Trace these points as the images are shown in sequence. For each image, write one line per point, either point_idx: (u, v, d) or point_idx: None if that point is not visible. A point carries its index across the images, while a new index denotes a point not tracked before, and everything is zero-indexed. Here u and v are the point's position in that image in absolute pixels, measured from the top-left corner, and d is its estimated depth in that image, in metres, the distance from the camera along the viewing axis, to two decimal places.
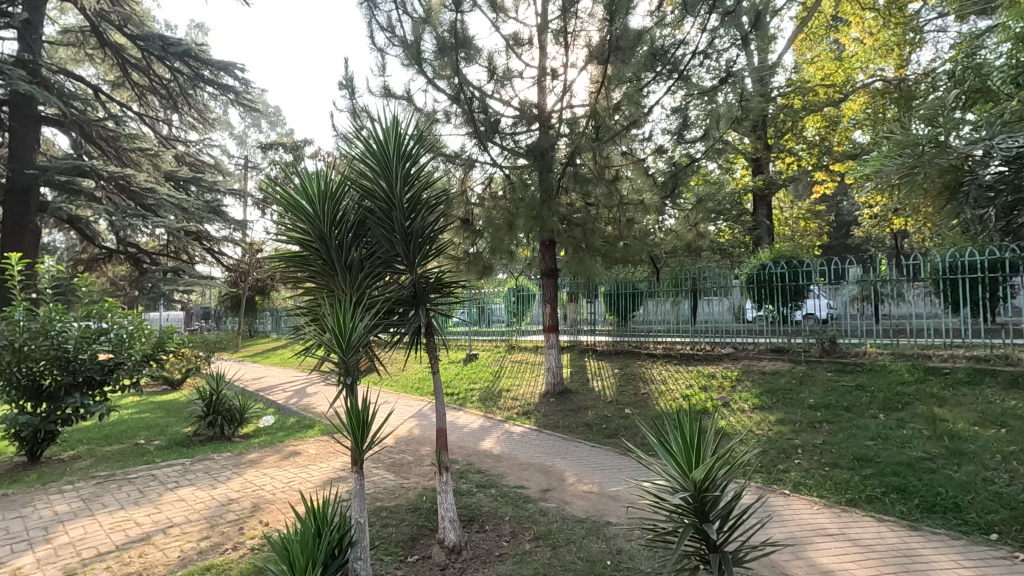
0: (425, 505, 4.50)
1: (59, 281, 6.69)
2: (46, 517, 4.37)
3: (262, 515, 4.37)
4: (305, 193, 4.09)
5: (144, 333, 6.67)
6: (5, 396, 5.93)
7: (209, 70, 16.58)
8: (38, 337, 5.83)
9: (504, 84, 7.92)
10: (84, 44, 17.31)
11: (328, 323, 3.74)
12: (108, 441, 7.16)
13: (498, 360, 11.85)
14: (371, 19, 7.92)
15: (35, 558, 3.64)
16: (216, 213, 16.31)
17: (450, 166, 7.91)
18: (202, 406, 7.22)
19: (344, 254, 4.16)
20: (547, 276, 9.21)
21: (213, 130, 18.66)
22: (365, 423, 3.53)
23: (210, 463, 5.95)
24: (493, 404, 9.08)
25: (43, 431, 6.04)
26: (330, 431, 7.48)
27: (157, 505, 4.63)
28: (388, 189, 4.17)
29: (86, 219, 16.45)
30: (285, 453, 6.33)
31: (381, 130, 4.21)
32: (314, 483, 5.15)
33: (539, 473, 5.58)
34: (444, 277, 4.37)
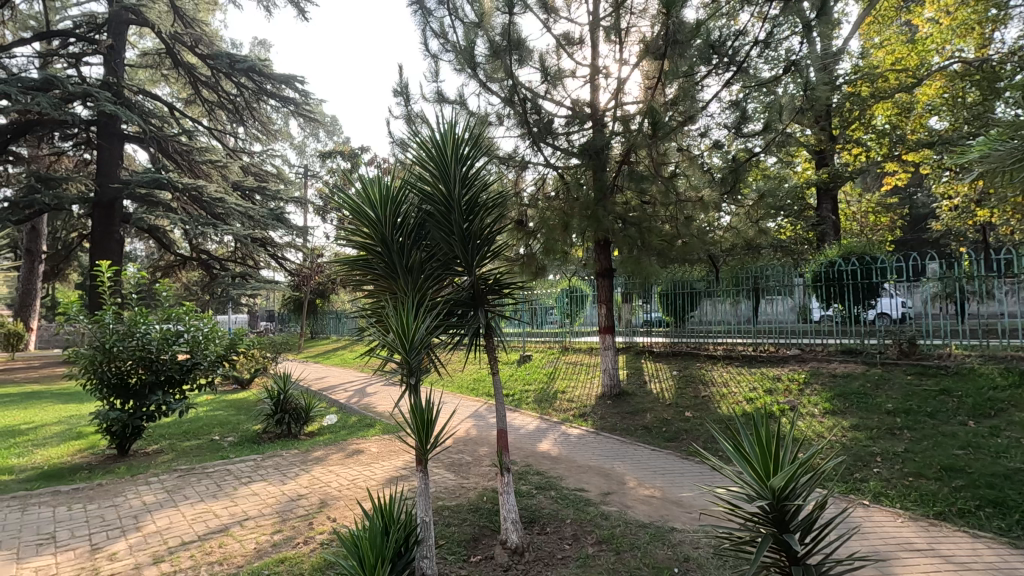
0: (487, 506, 4.52)
1: (143, 287, 7.16)
2: (136, 507, 4.68)
3: (330, 511, 4.51)
4: (367, 199, 4.18)
5: (218, 335, 7.04)
6: (97, 394, 6.38)
7: (272, 84, 17.40)
8: (126, 338, 6.26)
9: (556, 84, 7.90)
10: (160, 66, 18.56)
11: (392, 325, 3.83)
12: (187, 437, 7.62)
13: (552, 361, 11.81)
14: (425, 26, 8.07)
15: (128, 545, 3.89)
16: (279, 220, 17.11)
17: (504, 168, 7.98)
18: (271, 404, 7.54)
19: (405, 257, 4.23)
20: (602, 276, 9.11)
21: (276, 141, 19.57)
22: (429, 423, 3.56)
23: (279, 460, 6.20)
24: (549, 406, 9.05)
25: (130, 426, 6.51)
26: (390, 431, 7.66)
27: (233, 499, 4.87)
28: (447, 192, 4.22)
29: (164, 229, 17.65)
30: (348, 451, 6.52)
31: (439, 134, 4.25)
32: (378, 481, 5.28)
33: (599, 476, 5.50)
34: (501, 278, 4.40)
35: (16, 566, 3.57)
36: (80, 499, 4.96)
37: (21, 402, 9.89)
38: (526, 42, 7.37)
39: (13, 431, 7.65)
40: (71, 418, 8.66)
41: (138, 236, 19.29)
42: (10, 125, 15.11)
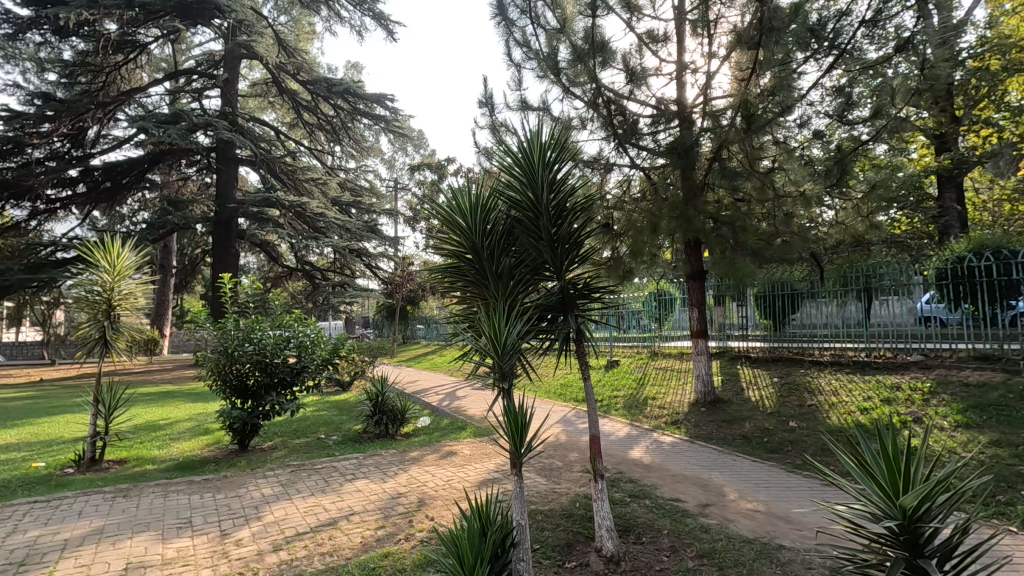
0: (580, 512, 4.49)
1: (258, 296, 7.87)
2: (257, 498, 5.12)
3: (429, 510, 4.68)
4: (457, 209, 4.31)
5: (322, 340, 7.64)
6: (222, 394, 7.05)
7: (365, 104, 18.52)
8: (245, 342, 6.88)
9: (641, 84, 7.76)
10: (268, 94, 20.33)
11: (484, 330, 3.92)
12: (297, 435, 8.23)
13: (640, 367, 11.53)
14: (508, 37, 8.23)
15: (251, 532, 4.27)
16: (373, 232, 18.14)
17: (589, 171, 7.95)
18: (370, 406, 7.97)
19: (495, 263, 4.31)
20: (693, 279, 8.76)
21: (368, 157, 20.76)
22: (523, 427, 3.59)
23: (379, 459, 6.53)
24: (639, 412, 8.84)
25: (249, 423, 7.13)
26: (480, 434, 7.84)
27: (340, 494, 5.19)
28: (535, 199, 4.25)
29: (273, 243, 19.24)
30: (443, 453, 6.74)
31: (526, 142, 4.30)
32: (471, 483, 5.41)
33: (696, 487, 5.29)
34: (591, 283, 4.37)
35: (162, 545, 4.02)
36: (210, 488, 5.51)
37: (158, 400, 11.15)
38: (609, 44, 7.31)
39: (153, 426, 8.63)
40: (199, 415, 9.64)
41: (251, 250, 21.19)
42: (147, 155, 17.17)
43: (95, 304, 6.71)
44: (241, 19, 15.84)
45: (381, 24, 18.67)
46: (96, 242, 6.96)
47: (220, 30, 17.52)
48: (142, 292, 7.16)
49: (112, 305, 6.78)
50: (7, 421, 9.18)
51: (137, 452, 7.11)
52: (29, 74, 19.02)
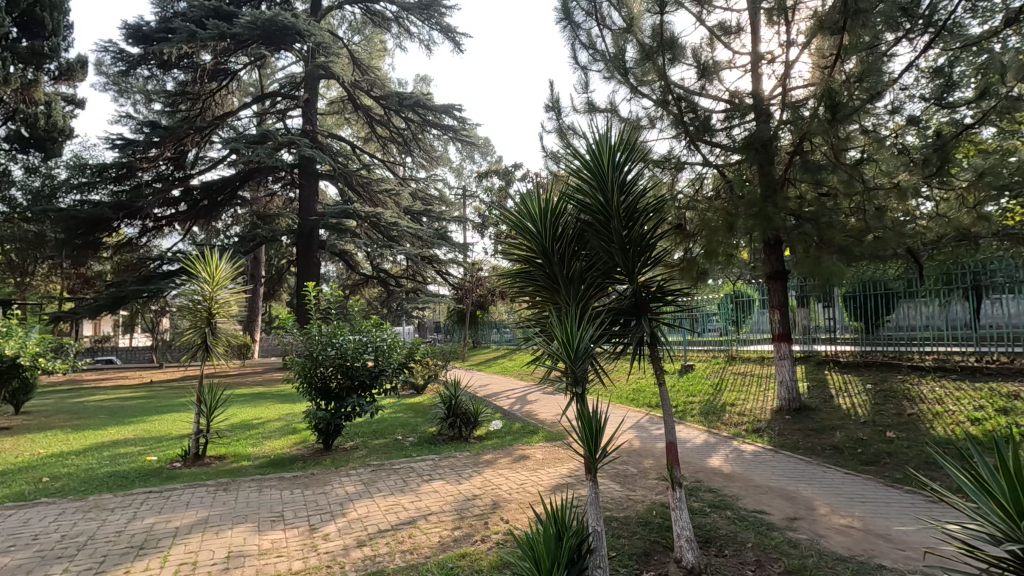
0: (657, 521, 4.38)
1: (339, 303, 8.28)
2: (341, 495, 5.38)
3: (503, 512, 4.74)
4: (527, 214, 4.33)
5: (399, 345, 7.89)
6: (308, 395, 7.47)
7: (434, 115, 19.08)
8: (328, 346, 7.26)
9: (713, 78, 7.50)
10: (344, 111, 21.44)
11: (556, 334, 3.93)
12: (376, 436, 8.58)
13: (717, 371, 11.08)
14: (574, 40, 8.21)
15: (337, 528, 4.49)
16: (443, 239, 18.66)
17: (659, 172, 7.77)
18: (444, 409, 8.15)
19: (565, 267, 4.30)
20: (774, 279, 8.31)
21: (438, 166, 21.37)
22: (597, 432, 3.56)
23: (454, 461, 6.68)
24: (717, 419, 8.49)
25: (333, 424, 7.51)
26: (552, 438, 7.82)
27: (417, 494, 5.36)
28: (605, 201, 4.21)
29: (350, 253, 20.20)
30: (515, 456, 6.80)
31: (595, 144, 4.25)
32: (545, 487, 5.42)
33: (782, 499, 5.00)
34: (664, 285, 4.27)
35: (259, 537, 4.32)
36: (299, 485, 5.84)
37: (251, 401, 11.97)
38: (679, 40, 7.13)
39: (248, 425, 9.29)
40: (288, 416, 10.26)
41: (331, 259, 22.37)
42: (238, 174, 18.57)
43: (197, 312, 7.34)
44: (320, 43, 16.35)
45: (448, 37, 19.21)
46: (198, 255, 7.59)
47: (301, 53, 18.64)
48: (236, 301, 7.73)
49: (211, 313, 7.36)
50: (125, 418, 10.20)
51: (234, 449, 7.68)
52: (139, 106, 21.14)
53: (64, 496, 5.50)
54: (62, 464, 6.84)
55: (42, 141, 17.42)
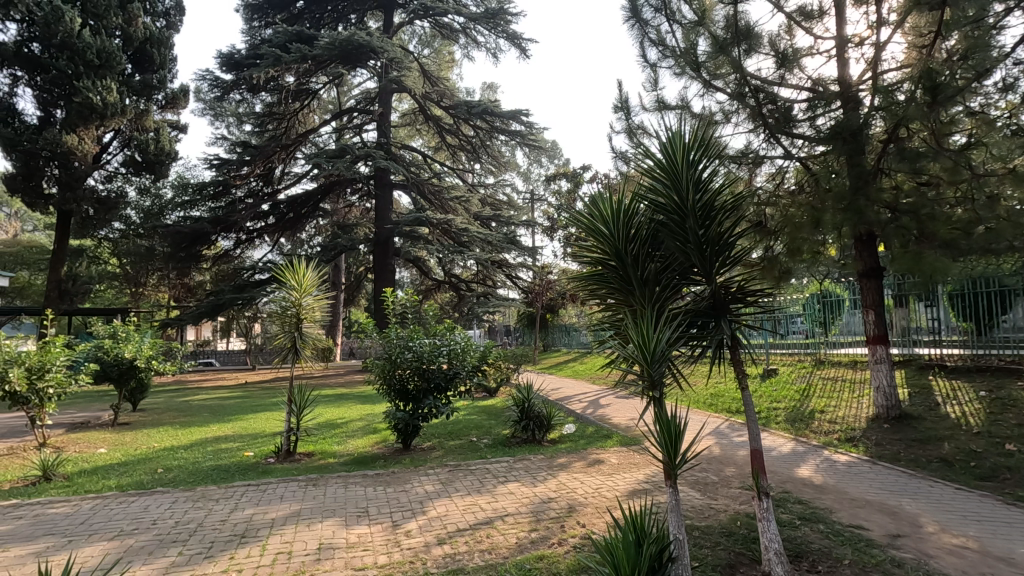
0: (743, 532, 4.19)
1: (413, 308, 8.56)
2: (421, 494, 5.56)
3: (580, 516, 4.72)
4: (599, 215, 4.26)
5: (472, 348, 8.04)
6: (388, 397, 7.78)
7: (502, 121, 19.35)
8: (406, 350, 7.54)
9: (794, 67, 7.12)
10: (415, 123, 22.22)
11: (632, 337, 3.85)
12: (452, 437, 8.78)
13: (803, 376, 10.44)
14: (643, 37, 8.06)
15: (418, 525, 4.65)
16: (513, 244, 18.89)
17: (736, 167, 7.46)
18: (517, 412, 8.20)
19: (640, 269, 4.21)
20: (867, 277, 7.75)
21: (506, 171, 21.64)
22: (677, 437, 3.46)
23: (528, 464, 6.71)
24: (805, 426, 8.00)
25: (411, 424, 7.77)
26: (626, 443, 7.68)
27: (494, 495, 5.44)
28: (680, 201, 4.09)
29: (423, 259, 20.85)
30: (590, 461, 6.73)
31: (669, 143, 4.14)
32: (621, 492, 5.33)
33: (882, 514, 4.64)
34: (745, 286, 4.09)
35: (346, 531, 4.55)
36: (382, 482, 6.10)
37: (334, 401, 12.62)
38: (755, 29, 6.83)
39: (333, 424, 9.82)
40: (369, 415, 10.72)
41: (405, 266, 23.18)
42: (320, 188, 19.68)
43: (288, 317, 7.87)
44: (393, 57, 17.26)
45: (514, 43, 19.46)
46: (287, 264, 8.11)
47: (375, 70, 19.49)
48: (320, 307, 8.17)
49: (299, 318, 7.86)
50: (225, 416, 11.07)
51: (322, 446, 8.14)
52: (233, 128, 22.93)
53: (176, 486, 6.05)
54: (173, 457, 7.53)
55: (153, 164, 19.26)
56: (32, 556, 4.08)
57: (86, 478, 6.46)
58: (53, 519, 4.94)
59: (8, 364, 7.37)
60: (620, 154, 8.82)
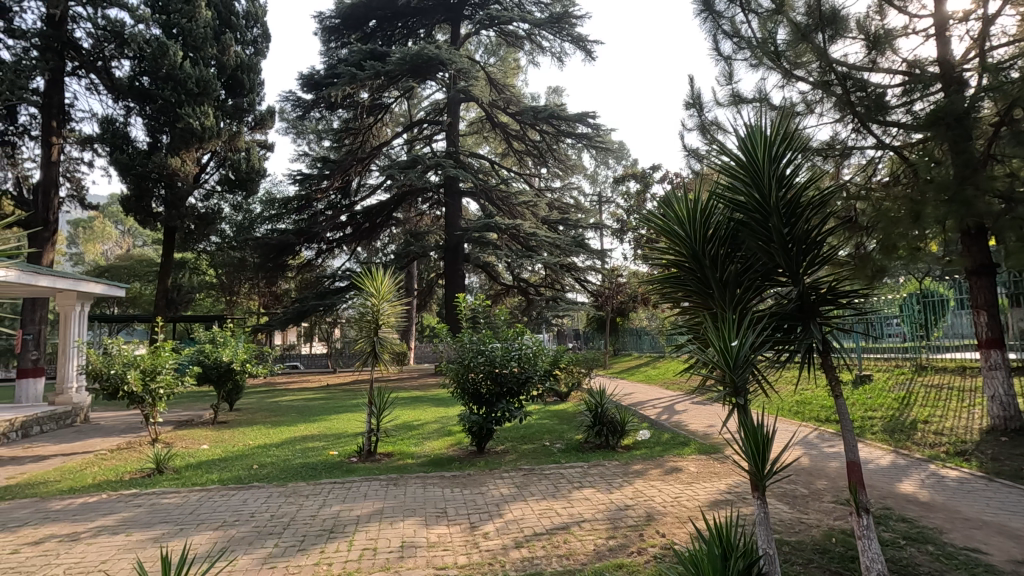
0: (839, 550, 3.92)
1: (485, 313, 8.68)
2: (497, 497, 5.63)
3: (659, 525, 4.59)
4: (675, 217, 4.15)
5: (543, 352, 8.04)
6: (462, 400, 7.94)
7: (568, 124, 19.35)
8: (479, 354, 7.67)
9: (886, 50, 6.62)
10: (483, 131, 22.65)
11: (712, 342, 3.72)
12: (525, 440, 8.84)
13: (902, 383, 9.63)
14: (716, 30, 7.80)
15: (495, 527, 4.71)
16: (581, 247, 19.02)
17: (821, 160, 7.04)
18: (590, 416, 8.11)
19: (719, 270, 4.06)
20: (976, 275, 7.04)
21: (573, 174, 21.58)
22: (765, 447, 3.30)
23: (603, 470, 6.62)
24: (905, 438, 7.38)
25: (485, 427, 7.88)
26: (705, 451, 7.39)
27: (569, 500, 5.41)
28: (761, 198, 3.89)
29: (493, 265, 21.20)
30: (667, 468, 6.54)
31: (749, 138, 3.95)
32: (702, 502, 5.15)
33: (1003, 537, 4.19)
34: (836, 286, 3.83)
35: (427, 530, 4.69)
36: (458, 484, 6.23)
37: (411, 403, 13.06)
38: (840, 13, 6.42)
39: (410, 426, 10.17)
40: (444, 418, 11.00)
41: (474, 271, 23.62)
42: (393, 198, 20.49)
43: (368, 322, 8.23)
44: (461, 68, 17.69)
45: (579, 46, 19.39)
46: (366, 271, 8.47)
47: (443, 81, 20.03)
48: (395, 313, 8.46)
49: (378, 323, 8.20)
50: (311, 416, 11.75)
51: (400, 447, 8.45)
52: (313, 144, 24.35)
53: (270, 481, 6.48)
54: (267, 454, 8.08)
55: (244, 181, 20.83)
56: (151, 541, 4.50)
57: (192, 472, 7.05)
58: (166, 508, 5.43)
59: (127, 366, 8.21)
60: (693, 152, 8.54)
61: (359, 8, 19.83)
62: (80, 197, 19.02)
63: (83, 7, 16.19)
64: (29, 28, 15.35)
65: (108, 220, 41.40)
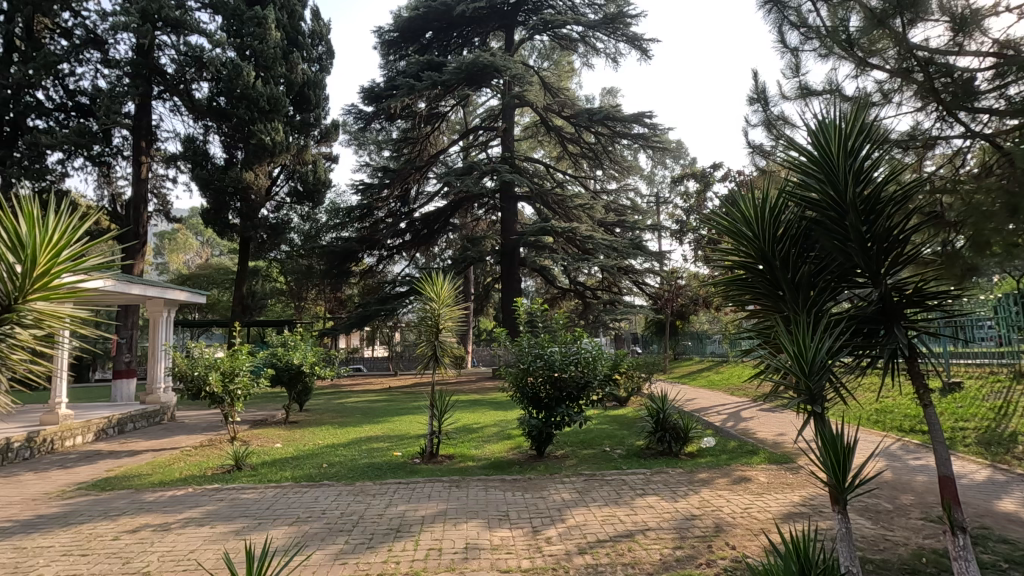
0: (930, 572, 3.64)
1: (542, 316, 8.66)
2: (559, 502, 5.61)
3: (729, 537, 4.43)
4: (742, 218, 4.01)
5: (603, 356, 7.93)
6: (522, 404, 7.96)
7: (624, 125, 19.11)
8: (537, 358, 7.67)
9: (974, 30, 6.13)
10: (538, 135, 22.71)
11: (785, 346, 3.54)
12: (585, 446, 8.76)
13: (998, 392, 8.83)
14: (781, 21, 7.49)
15: (558, 532, 4.69)
16: (638, 249, 18.80)
17: (901, 152, 6.60)
18: (652, 422, 7.91)
19: (791, 271, 3.88)
20: None
21: (629, 175, 21.26)
22: (846, 457, 3.11)
23: (667, 477, 6.46)
24: (1003, 451, 6.77)
25: (545, 431, 7.87)
26: (776, 461, 7.05)
27: (632, 508, 5.31)
28: (836, 194, 3.68)
29: (549, 268, 21.20)
30: (735, 478, 6.30)
31: (822, 132, 3.74)
32: (774, 514, 4.93)
33: None
34: (923, 287, 3.58)
35: (490, 532, 4.73)
36: (519, 488, 6.25)
37: (470, 406, 13.23)
38: None
39: (471, 428, 10.32)
40: (503, 421, 11.08)
41: (530, 275, 23.69)
42: (450, 205, 20.90)
43: (429, 326, 8.40)
44: (515, 74, 17.76)
45: (634, 45, 19.10)
46: (426, 276, 8.63)
47: (498, 87, 20.24)
48: (454, 317, 8.56)
49: (438, 327, 8.36)
50: (375, 418, 12.11)
51: (461, 449, 8.57)
52: (374, 154, 25.19)
53: (339, 480, 6.74)
54: (335, 454, 8.39)
55: (312, 193, 21.85)
56: (233, 534, 4.78)
57: (267, 469, 7.43)
58: (245, 503, 5.75)
59: (208, 368, 8.76)
60: (758, 148, 8.21)
61: (416, 20, 20.37)
62: (165, 210, 20.53)
63: (167, 35, 17.53)
64: (122, 57, 16.82)
65: (190, 231, 44.40)
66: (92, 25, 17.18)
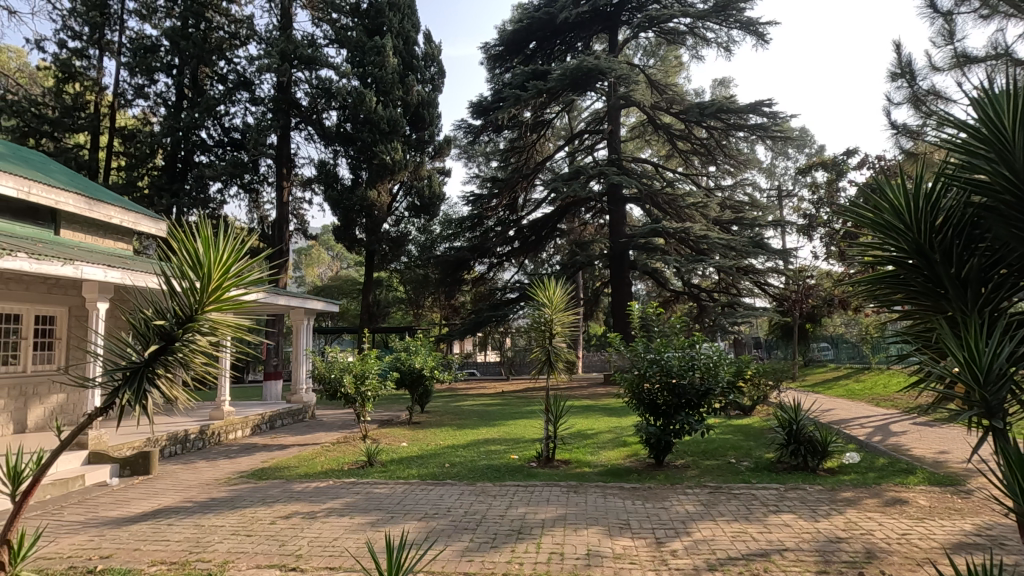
0: None
1: (656, 320, 8.34)
2: (682, 513, 5.38)
3: (884, 565, 3.96)
4: (892, 206, 3.58)
5: (725, 362, 7.46)
6: (639, 411, 7.74)
7: (740, 116, 18.02)
8: (653, 363, 7.41)
9: None
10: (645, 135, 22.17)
11: (952, 351, 3.09)
12: (707, 456, 8.32)
13: None
14: None
15: (684, 546, 4.49)
16: (759, 247, 17.64)
17: None
18: (783, 434, 7.29)
19: (955, 265, 3.38)
20: None
21: (746, 170, 19.98)
22: None
23: (804, 494, 5.93)
24: None
25: (663, 439, 7.59)
26: (938, 482, 6.19)
27: (766, 525, 4.94)
28: (1012, 173, 3.15)
29: (661, 271, 20.50)
30: (888, 499, 5.63)
31: (990, 103, 3.22)
32: (940, 543, 4.32)
33: None
34: None
35: (612, 540, 4.65)
36: (639, 496, 6.08)
37: (584, 412, 13.10)
38: None
39: (586, 434, 10.25)
40: (618, 428, 10.85)
41: (641, 278, 23.06)
42: (557, 211, 21.01)
43: (541, 331, 8.44)
44: (621, 75, 17.46)
45: (749, 31, 17.96)
46: (538, 283, 8.71)
47: (603, 90, 20.02)
48: (567, 322, 8.55)
49: (551, 332, 8.38)
50: (491, 421, 12.43)
51: (577, 455, 8.53)
52: (483, 164, 26.03)
53: (462, 480, 7.02)
54: (456, 455, 8.75)
55: (427, 206, 23.09)
56: (370, 526, 5.15)
57: (396, 466, 7.94)
58: (379, 497, 6.18)
59: (343, 371, 9.57)
60: (903, 129, 7.35)
61: (520, 33, 20.83)
62: (302, 229, 22.84)
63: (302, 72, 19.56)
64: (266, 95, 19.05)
65: (323, 247, 48.79)
66: (242, 70, 19.63)
